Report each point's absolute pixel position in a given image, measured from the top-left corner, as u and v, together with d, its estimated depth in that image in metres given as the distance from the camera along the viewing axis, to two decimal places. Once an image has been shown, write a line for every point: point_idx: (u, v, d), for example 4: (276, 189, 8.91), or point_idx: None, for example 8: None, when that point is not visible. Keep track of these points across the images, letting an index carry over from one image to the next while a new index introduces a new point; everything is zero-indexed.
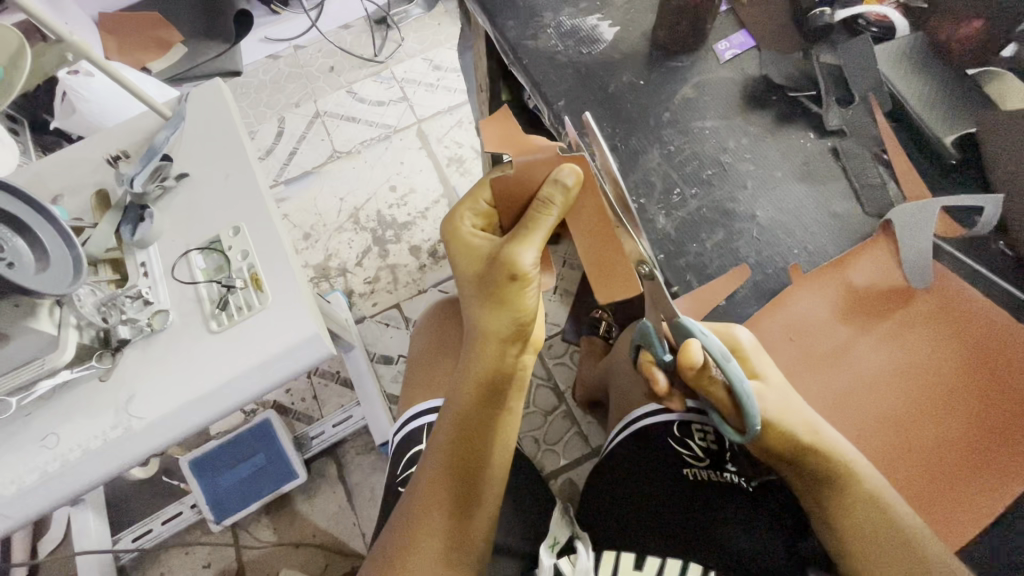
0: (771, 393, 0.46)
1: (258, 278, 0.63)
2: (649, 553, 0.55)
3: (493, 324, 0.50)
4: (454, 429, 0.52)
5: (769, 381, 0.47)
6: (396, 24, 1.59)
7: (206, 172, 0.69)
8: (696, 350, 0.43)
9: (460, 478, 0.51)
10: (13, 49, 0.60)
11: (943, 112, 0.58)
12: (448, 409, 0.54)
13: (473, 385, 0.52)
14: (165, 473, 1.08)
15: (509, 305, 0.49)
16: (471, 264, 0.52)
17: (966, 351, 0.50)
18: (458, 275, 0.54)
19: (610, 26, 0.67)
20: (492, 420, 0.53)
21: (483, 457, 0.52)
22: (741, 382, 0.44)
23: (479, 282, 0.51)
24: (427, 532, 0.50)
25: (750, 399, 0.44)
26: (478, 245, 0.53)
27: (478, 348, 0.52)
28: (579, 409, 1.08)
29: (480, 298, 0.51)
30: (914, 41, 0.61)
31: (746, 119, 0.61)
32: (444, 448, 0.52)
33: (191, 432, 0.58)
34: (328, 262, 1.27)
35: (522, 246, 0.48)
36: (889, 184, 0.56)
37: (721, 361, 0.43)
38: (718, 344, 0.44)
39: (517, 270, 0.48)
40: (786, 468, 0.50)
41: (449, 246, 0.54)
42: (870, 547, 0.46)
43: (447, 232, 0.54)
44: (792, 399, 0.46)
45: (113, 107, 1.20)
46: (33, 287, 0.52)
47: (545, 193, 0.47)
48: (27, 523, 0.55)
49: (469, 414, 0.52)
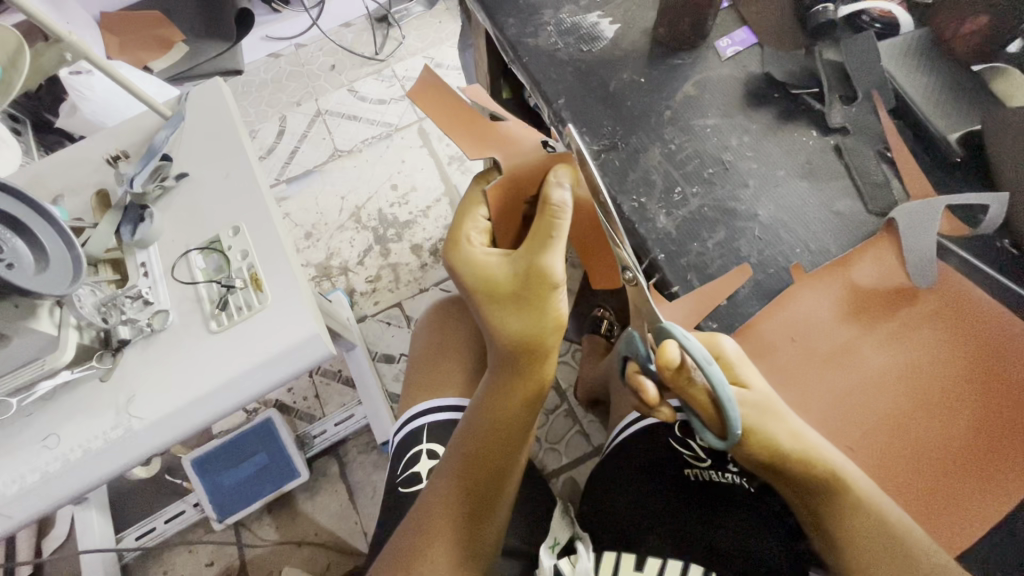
0: (754, 401, 0.45)
1: (258, 278, 0.62)
2: (650, 554, 0.55)
3: (533, 335, 0.48)
4: (478, 436, 0.52)
5: (752, 388, 0.46)
6: (397, 22, 1.59)
7: (205, 172, 0.69)
8: (673, 352, 0.43)
9: (476, 483, 0.51)
10: (11, 49, 0.60)
11: (948, 107, 0.57)
12: (470, 420, 0.54)
13: (509, 396, 0.52)
14: (168, 472, 1.09)
15: (549, 315, 0.48)
16: (492, 282, 0.49)
17: (969, 354, 0.50)
18: (474, 297, 0.50)
19: (611, 23, 0.66)
20: (523, 428, 0.53)
21: (508, 462, 0.52)
22: (722, 385, 0.43)
23: (504, 299, 0.48)
24: (436, 535, 0.49)
25: (730, 403, 0.43)
26: (490, 263, 0.49)
27: (513, 363, 0.51)
28: (580, 408, 1.07)
29: (509, 314, 0.48)
30: (922, 36, 0.60)
31: (748, 117, 0.60)
32: (462, 454, 0.53)
33: (192, 432, 0.58)
34: (330, 261, 1.27)
35: (550, 256, 0.47)
36: (893, 181, 0.55)
37: (701, 364, 0.43)
38: (699, 346, 0.43)
39: (552, 280, 0.47)
40: (783, 486, 0.49)
41: (457, 270, 0.50)
42: (868, 554, 0.45)
43: (451, 253, 0.51)
44: (776, 405, 0.46)
45: (114, 106, 1.20)
46: (31, 287, 0.52)
47: (556, 200, 0.47)
48: (29, 523, 0.55)
49: (498, 424, 0.52)
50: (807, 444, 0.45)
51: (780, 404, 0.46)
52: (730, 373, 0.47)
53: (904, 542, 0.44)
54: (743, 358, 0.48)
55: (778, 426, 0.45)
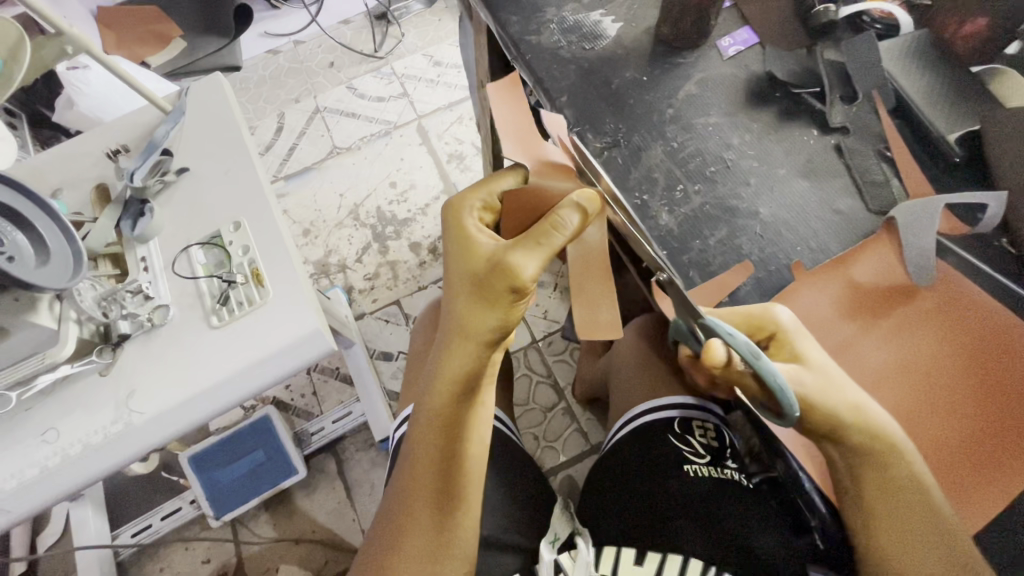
0: (810, 374, 0.49)
1: (259, 273, 0.62)
2: (650, 549, 0.55)
3: (480, 328, 0.49)
4: (430, 433, 0.53)
5: (811, 363, 0.50)
6: (397, 20, 1.59)
7: (206, 167, 0.69)
8: (720, 351, 0.48)
9: (437, 480, 0.52)
10: (12, 40, 0.62)
11: (948, 108, 0.57)
12: (420, 414, 0.53)
13: (445, 387, 0.51)
14: (165, 469, 1.08)
15: (502, 314, 0.49)
16: (471, 257, 0.51)
17: (969, 346, 0.50)
18: (451, 268, 0.52)
19: (613, 22, 0.66)
20: (463, 420, 0.52)
21: (458, 452, 0.53)
22: (773, 376, 0.46)
23: (470, 281, 0.50)
24: (410, 527, 0.53)
25: (785, 391, 0.46)
26: (474, 242, 0.52)
27: (454, 346, 0.51)
28: (579, 406, 1.08)
29: (468, 296, 0.50)
30: (918, 38, 0.60)
31: (750, 116, 0.61)
32: (421, 453, 0.53)
33: (191, 428, 0.58)
34: (328, 259, 1.26)
35: (524, 258, 0.48)
36: (893, 180, 0.56)
37: (751, 359, 0.46)
38: (745, 342, 0.46)
39: (516, 283, 0.47)
40: (834, 455, 0.52)
41: (449, 233, 0.54)
42: (909, 525, 0.49)
43: (450, 217, 0.55)
44: (835, 377, 0.49)
45: (112, 101, 1.19)
46: (32, 281, 0.52)
47: (562, 217, 0.47)
48: (27, 518, 0.55)
49: (441, 417, 0.52)
50: (866, 416, 0.48)
51: (840, 375, 0.50)
52: (785, 347, 0.50)
53: (930, 514, 0.48)
54: (801, 329, 0.51)
55: (835, 393, 0.48)
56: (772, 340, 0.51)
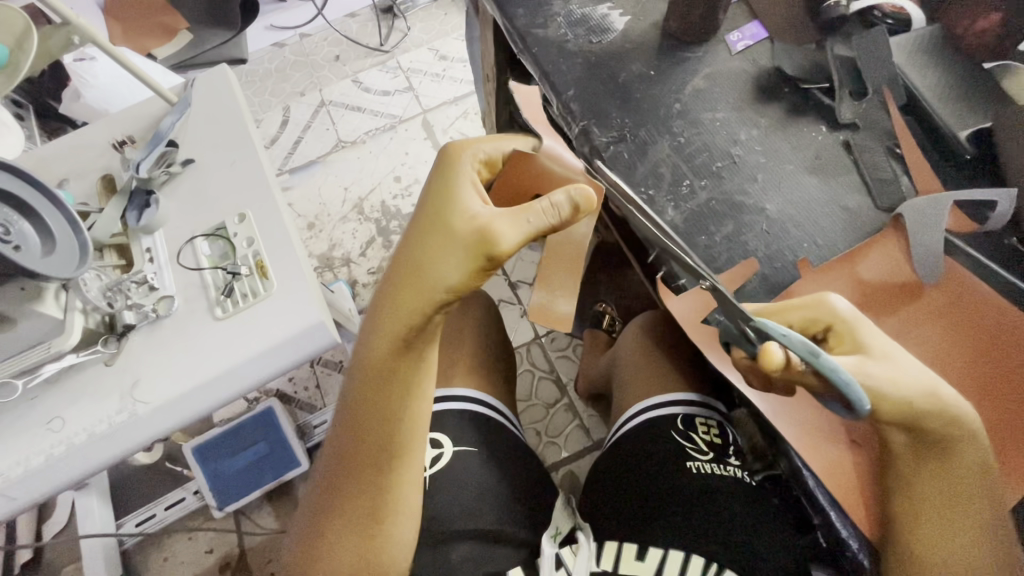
0: (876, 365, 0.42)
1: (263, 266, 0.62)
2: (652, 545, 0.55)
3: (435, 278, 0.45)
4: (364, 384, 0.49)
5: (874, 351, 0.44)
6: (403, 13, 1.58)
7: (213, 158, 0.69)
8: (777, 354, 0.40)
9: (368, 442, 0.49)
10: (19, 31, 0.61)
11: (958, 105, 0.56)
12: (357, 361, 0.49)
13: (385, 338, 0.47)
14: (170, 460, 1.09)
15: (464, 274, 0.44)
16: (452, 206, 0.47)
17: (976, 344, 0.48)
18: (425, 209, 0.49)
19: (621, 15, 0.66)
20: (403, 384, 0.48)
21: (393, 417, 0.49)
22: (837, 372, 0.39)
23: (444, 227, 0.46)
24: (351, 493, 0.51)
25: (853, 388, 0.39)
26: (462, 190, 0.48)
27: (405, 293, 0.46)
28: (581, 402, 1.08)
29: (438, 244, 0.46)
30: (931, 33, 0.58)
31: (758, 111, 0.60)
32: (355, 411, 0.50)
33: (194, 419, 0.58)
34: (332, 252, 1.27)
35: (507, 226, 0.44)
36: (902, 177, 0.55)
37: (811, 355, 0.39)
38: (801, 339, 0.40)
39: (492, 247, 0.43)
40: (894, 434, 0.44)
41: (437, 174, 0.51)
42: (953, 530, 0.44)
43: (445, 159, 0.52)
44: (904, 364, 0.43)
45: (119, 92, 1.19)
46: (39, 270, 0.52)
47: (555, 198, 0.45)
48: (32, 506, 0.56)
49: (376, 368, 0.48)
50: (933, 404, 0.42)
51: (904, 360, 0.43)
52: (846, 339, 0.45)
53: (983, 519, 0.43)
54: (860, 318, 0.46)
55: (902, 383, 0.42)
56: (829, 333, 0.46)
